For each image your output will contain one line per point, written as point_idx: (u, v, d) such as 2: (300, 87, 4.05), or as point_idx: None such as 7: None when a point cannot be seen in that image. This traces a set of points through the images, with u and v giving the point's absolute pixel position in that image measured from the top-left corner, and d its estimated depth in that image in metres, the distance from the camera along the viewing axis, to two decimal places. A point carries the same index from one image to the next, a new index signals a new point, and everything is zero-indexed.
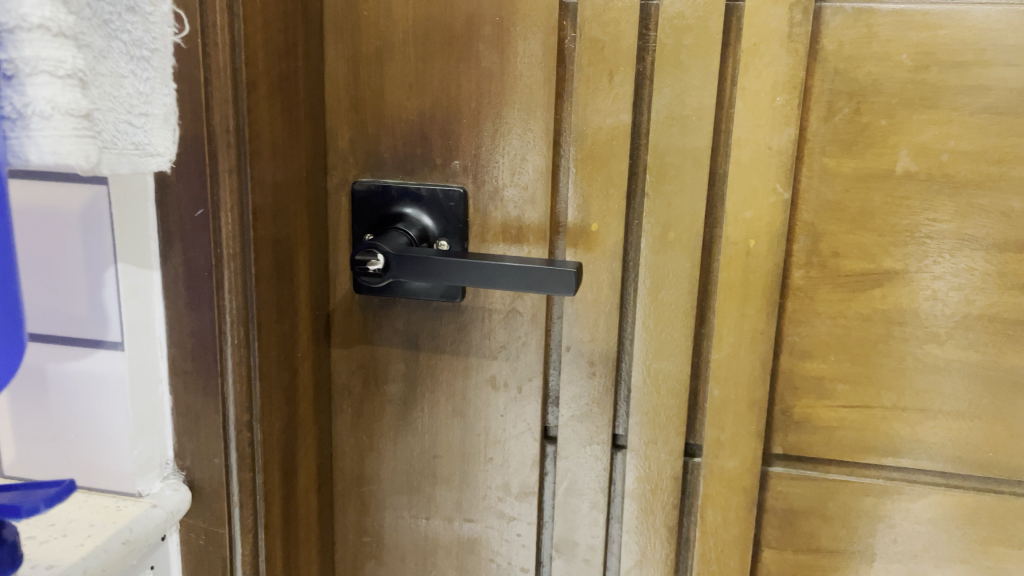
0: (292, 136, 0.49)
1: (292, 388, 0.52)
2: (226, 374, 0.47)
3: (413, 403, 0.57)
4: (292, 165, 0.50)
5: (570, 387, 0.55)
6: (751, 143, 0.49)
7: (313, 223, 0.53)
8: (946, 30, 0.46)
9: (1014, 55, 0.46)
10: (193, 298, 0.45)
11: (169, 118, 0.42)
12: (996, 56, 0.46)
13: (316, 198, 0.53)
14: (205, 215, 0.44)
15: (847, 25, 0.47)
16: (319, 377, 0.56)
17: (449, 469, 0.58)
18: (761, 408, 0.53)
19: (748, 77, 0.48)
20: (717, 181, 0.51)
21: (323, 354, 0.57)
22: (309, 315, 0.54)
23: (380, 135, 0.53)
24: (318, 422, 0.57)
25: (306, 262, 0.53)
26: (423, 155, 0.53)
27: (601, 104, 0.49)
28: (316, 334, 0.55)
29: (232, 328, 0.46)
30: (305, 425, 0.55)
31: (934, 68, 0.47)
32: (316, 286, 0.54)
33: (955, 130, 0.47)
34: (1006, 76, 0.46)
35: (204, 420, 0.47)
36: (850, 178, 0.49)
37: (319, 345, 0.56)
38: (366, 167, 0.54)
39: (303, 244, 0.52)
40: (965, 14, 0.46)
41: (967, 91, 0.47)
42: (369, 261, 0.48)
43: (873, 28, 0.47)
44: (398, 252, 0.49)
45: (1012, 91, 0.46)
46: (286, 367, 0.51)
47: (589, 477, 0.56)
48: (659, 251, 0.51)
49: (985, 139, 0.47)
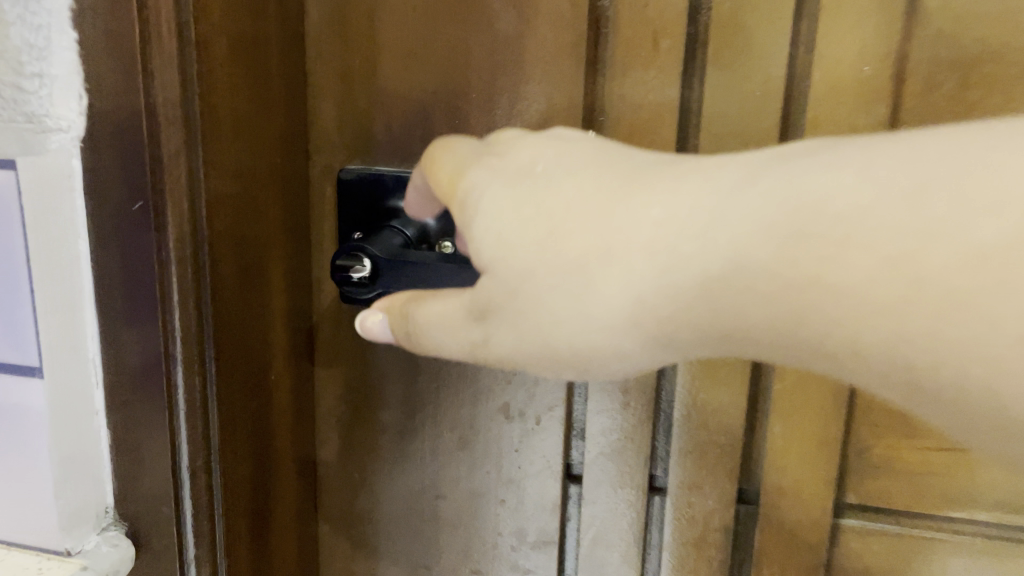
0: (264, 112, 0.40)
1: (265, 419, 0.43)
2: (175, 405, 0.38)
3: (412, 432, 0.48)
4: (264, 149, 0.40)
5: (599, 419, 0.45)
6: (830, 124, 0.40)
7: (292, 218, 0.43)
8: (834, 224, 0.24)
9: (955, 207, 0.23)
10: (130, 311, 0.37)
11: (76, 78, 0.35)
12: (995, 190, 0.22)
13: (297, 187, 0.44)
14: (143, 209, 0.35)
15: (620, 309, 0.28)
16: (304, 403, 0.47)
17: (455, 512, 0.49)
18: (833, 450, 0.43)
19: (826, 41, 0.39)
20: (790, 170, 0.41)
21: (309, 377, 0.47)
22: (290, 331, 0.45)
23: (374, 114, 0.44)
24: (301, 457, 0.47)
25: (285, 268, 0.43)
26: (424, 136, 0.43)
27: (641, 74, 0.41)
28: (300, 352, 0.46)
29: (183, 349, 0.37)
30: (286, 460, 0.46)
31: (901, 262, 0.23)
32: (301, 295, 0.45)
33: (986, 302, 0.22)
34: (998, 220, 0.22)
35: (151, 459, 0.39)
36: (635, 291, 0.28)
37: (305, 367, 0.47)
38: (357, 149, 0.44)
39: (279, 244, 0.42)
40: (687, 228, 0.27)
41: (955, 268, 0.23)
42: (352, 266, 0.39)
43: (552, 309, 0.29)
44: (388, 256, 0.39)
45: (990, 238, 0.22)
46: (258, 392, 0.42)
47: (619, 525, 0.47)
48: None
49: (970, 315, 0.23)
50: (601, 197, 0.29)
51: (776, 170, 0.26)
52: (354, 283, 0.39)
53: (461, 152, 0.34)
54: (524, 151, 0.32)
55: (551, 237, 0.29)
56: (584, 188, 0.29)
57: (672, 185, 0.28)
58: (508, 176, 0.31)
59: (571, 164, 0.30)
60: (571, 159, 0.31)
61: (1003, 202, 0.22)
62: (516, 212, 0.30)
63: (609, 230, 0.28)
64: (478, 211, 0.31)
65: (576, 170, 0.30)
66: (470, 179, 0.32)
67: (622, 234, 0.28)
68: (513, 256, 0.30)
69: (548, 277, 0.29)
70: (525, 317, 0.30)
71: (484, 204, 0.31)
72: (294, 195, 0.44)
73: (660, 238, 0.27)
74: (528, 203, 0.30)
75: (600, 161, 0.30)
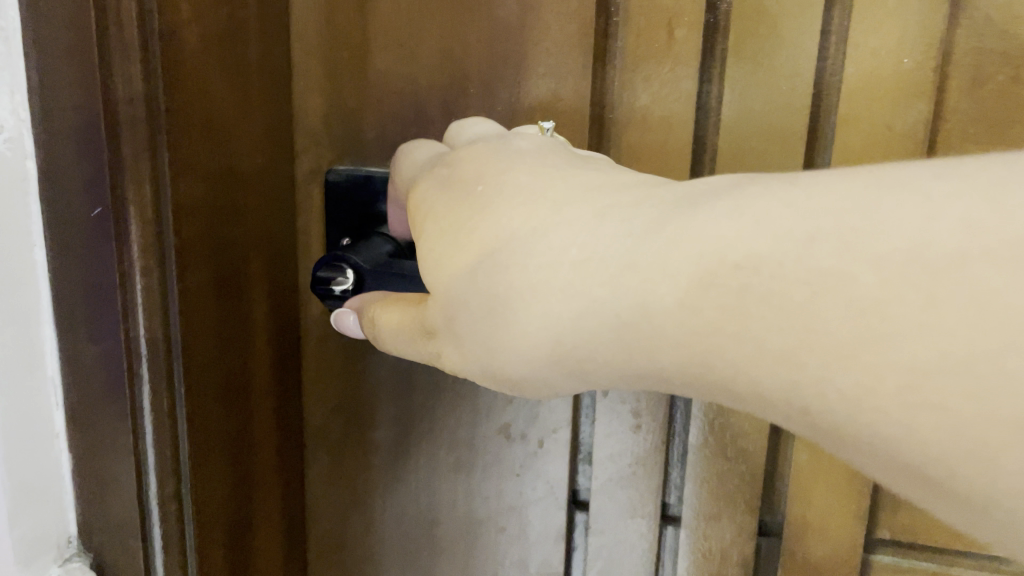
0: (244, 108, 0.37)
1: (245, 440, 0.40)
2: (140, 431, 0.35)
3: (406, 455, 0.45)
4: (246, 150, 0.37)
5: (608, 443, 0.42)
6: (864, 122, 0.36)
7: (274, 224, 0.40)
8: (733, 269, 0.22)
9: (849, 254, 0.20)
10: (94, 327, 0.34)
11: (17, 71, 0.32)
12: (889, 236, 0.19)
13: (281, 191, 0.40)
14: (103, 215, 0.32)
15: (525, 339, 0.26)
16: (291, 423, 0.44)
17: (452, 540, 0.46)
18: (865, 481, 0.39)
19: (861, 29, 0.35)
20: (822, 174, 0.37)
21: (294, 395, 0.44)
22: (273, 346, 0.41)
23: (364, 111, 0.40)
24: (286, 480, 0.44)
25: (267, 278, 0.40)
26: (417, 136, 0.40)
27: (654, 68, 0.37)
28: (286, 369, 0.43)
29: (149, 371, 0.34)
30: (268, 486, 0.42)
31: (798, 318, 0.21)
32: (286, 308, 0.42)
33: (888, 366, 0.19)
34: (895, 271, 0.19)
35: (114, 488, 0.36)
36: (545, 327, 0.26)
37: (293, 383, 0.44)
38: (345, 149, 0.41)
39: (260, 252, 0.39)
40: (588, 265, 0.25)
41: (851, 329, 0.20)
42: (334, 278, 0.36)
43: (476, 335, 0.28)
44: (373, 266, 0.36)
45: (885, 291, 0.19)
46: (235, 412, 0.39)
47: (629, 557, 0.43)
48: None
49: (867, 375, 0.20)
50: (519, 211, 0.27)
51: (681, 209, 0.24)
52: (337, 297, 0.36)
53: (420, 167, 0.34)
54: (470, 156, 0.31)
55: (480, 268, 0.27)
56: (511, 200, 0.28)
57: (584, 214, 0.26)
58: (451, 183, 0.31)
59: (508, 174, 0.29)
60: (510, 176, 0.29)
61: (899, 250, 0.19)
62: (447, 224, 0.29)
63: (518, 247, 0.26)
64: (420, 220, 0.31)
65: (509, 180, 0.29)
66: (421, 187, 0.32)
67: (529, 252, 0.26)
68: (437, 269, 0.29)
69: (462, 294, 0.28)
70: (456, 332, 0.29)
71: (423, 215, 0.31)
72: (281, 200, 0.40)
73: (563, 268, 0.25)
74: (462, 210, 0.29)
75: (539, 169, 0.29)
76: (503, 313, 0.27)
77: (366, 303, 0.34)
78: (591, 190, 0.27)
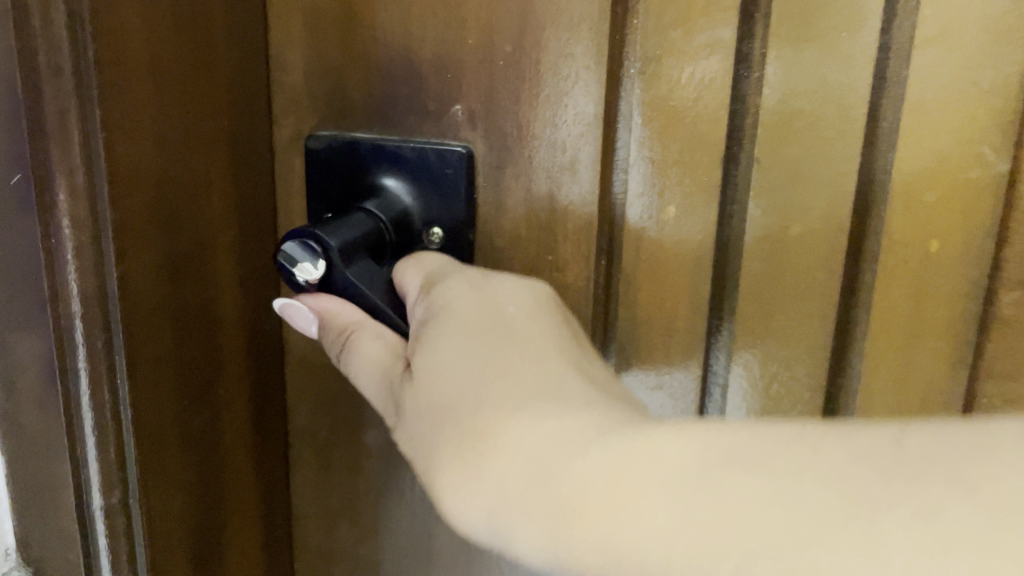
0: (199, 63, 0.31)
1: (212, 442, 0.35)
2: (80, 434, 0.30)
3: (399, 460, 0.40)
4: (202, 112, 0.32)
5: None
6: (942, 79, 0.29)
7: (243, 197, 0.35)
8: (653, 457, 0.21)
9: (748, 478, 0.20)
10: (16, 313, 0.28)
11: None
12: (779, 460, 0.20)
13: (256, 162, 0.36)
14: (23, 182, 0.27)
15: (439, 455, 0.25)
16: (269, 420, 0.39)
17: (450, 555, 0.40)
18: None
19: None
20: (894, 141, 0.31)
21: (269, 391, 0.39)
22: (245, 335, 0.36)
23: (349, 66, 0.35)
24: (264, 485, 0.39)
25: (237, 259, 0.35)
26: (408, 96, 0.34)
27: (686, 12, 0.31)
28: (261, 360, 0.38)
29: (86, 364, 0.29)
30: (240, 493, 0.37)
31: (681, 503, 0.20)
32: (261, 293, 0.37)
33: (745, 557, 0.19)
34: (777, 498, 0.19)
35: (51, 498, 0.31)
36: (454, 450, 0.25)
37: (271, 376, 0.39)
38: (328, 111, 0.36)
39: (227, 229, 0.34)
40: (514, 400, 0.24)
41: (717, 520, 0.20)
42: (301, 262, 0.30)
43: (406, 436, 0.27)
44: (348, 269, 0.30)
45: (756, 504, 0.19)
46: (199, 411, 0.34)
47: None
48: (776, 261, 0.33)
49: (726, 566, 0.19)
50: (499, 352, 0.26)
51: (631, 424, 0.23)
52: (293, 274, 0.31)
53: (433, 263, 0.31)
54: (502, 287, 0.29)
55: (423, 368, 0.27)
56: (523, 353, 0.26)
57: (537, 371, 0.25)
58: (472, 298, 0.28)
59: (529, 326, 0.27)
60: (494, 300, 0.28)
61: (780, 471, 0.19)
62: (452, 343, 0.27)
63: (487, 385, 0.25)
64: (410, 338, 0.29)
65: (525, 334, 0.27)
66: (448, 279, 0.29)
67: (521, 403, 0.24)
68: (422, 383, 0.26)
69: (436, 413, 0.26)
70: (417, 446, 0.26)
71: (436, 316, 0.28)
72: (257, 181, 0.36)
73: (540, 427, 0.23)
74: (474, 335, 0.27)
75: (554, 340, 0.27)
76: (462, 448, 0.25)
77: (355, 324, 0.31)
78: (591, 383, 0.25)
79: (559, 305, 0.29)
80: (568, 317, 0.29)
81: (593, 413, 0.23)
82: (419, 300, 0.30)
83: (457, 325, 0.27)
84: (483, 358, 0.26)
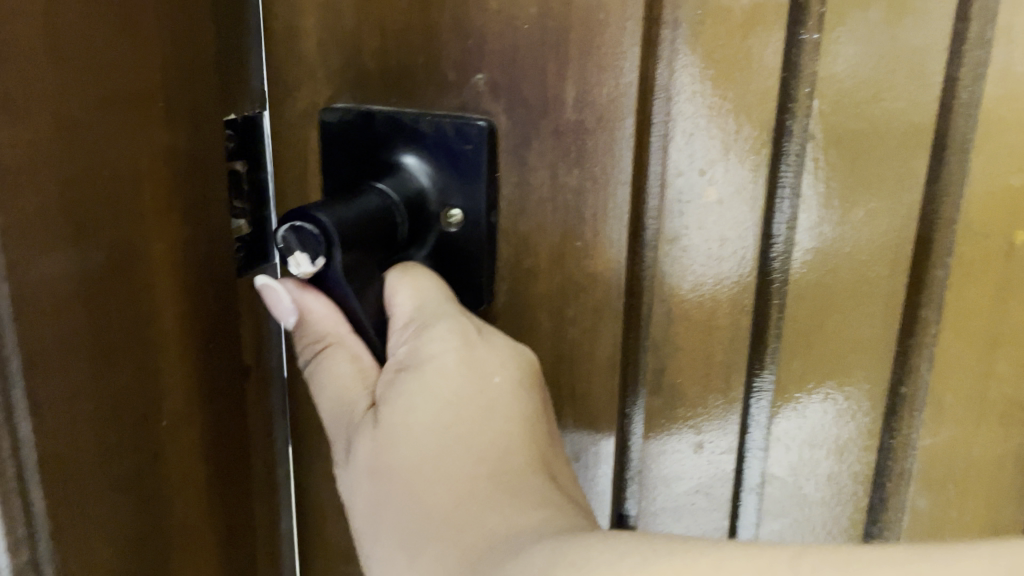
0: (117, 24, 0.25)
1: (154, 479, 0.28)
2: None
3: None
4: (131, 90, 0.26)
5: (663, 463, 0.33)
6: None
7: (191, 186, 0.29)
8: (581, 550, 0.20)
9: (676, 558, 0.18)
10: None
11: None
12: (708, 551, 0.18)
13: (210, 146, 0.30)
14: None
15: (390, 521, 0.26)
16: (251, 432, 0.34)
17: None
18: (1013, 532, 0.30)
19: None
20: (976, 113, 0.26)
21: (252, 398, 0.34)
22: (203, 351, 0.30)
23: (363, 32, 0.32)
24: (228, 522, 0.33)
25: (189, 259, 0.29)
26: (425, 65, 0.31)
27: None
28: (223, 378, 0.32)
29: None
30: (188, 540, 0.31)
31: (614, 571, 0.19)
32: (224, 302, 0.31)
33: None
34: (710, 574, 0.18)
35: None
36: (406, 517, 0.25)
37: (236, 397, 0.33)
38: (341, 83, 0.33)
39: (169, 226, 0.28)
40: (473, 483, 0.25)
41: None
42: (297, 254, 0.28)
43: (361, 488, 0.27)
44: (342, 271, 0.29)
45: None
46: (138, 445, 0.27)
47: None
48: (833, 252, 0.29)
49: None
50: (470, 429, 0.26)
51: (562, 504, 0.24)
52: (284, 258, 0.28)
53: (425, 287, 0.30)
54: (491, 351, 0.29)
55: (393, 428, 0.27)
56: (491, 435, 0.26)
57: (499, 450, 0.26)
58: (458, 358, 0.28)
59: (504, 407, 0.28)
60: (476, 361, 0.28)
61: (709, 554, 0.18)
62: (426, 407, 0.27)
63: (451, 465, 0.25)
64: (383, 386, 0.29)
65: (501, 415, 0.27)
66: (439, 325, 0.29)
67: (479, 490, 0.24)
68: (386, 444, 0.27)
69: (390, 476, 0.26)
70: (369, 504, 0.27)
71: (416, 371, 0.28)
72: (237, 158, 0.33)
73: (489, 513, 0.24)
74: (451, 405, 0.27)
75: (526, 427, 0.28)
76: (413, 524, 0.25)
77: (333, 337, 0.30)
78: (549, 479, 0.26)
79: (538, 379, 0.30)
80: (544, 391, 0.30)
81: (540, 512, 0.23)
82: (404, 342, 0.30)
83: (433, 390, 0.27)
84: (453, 433, 0.26)
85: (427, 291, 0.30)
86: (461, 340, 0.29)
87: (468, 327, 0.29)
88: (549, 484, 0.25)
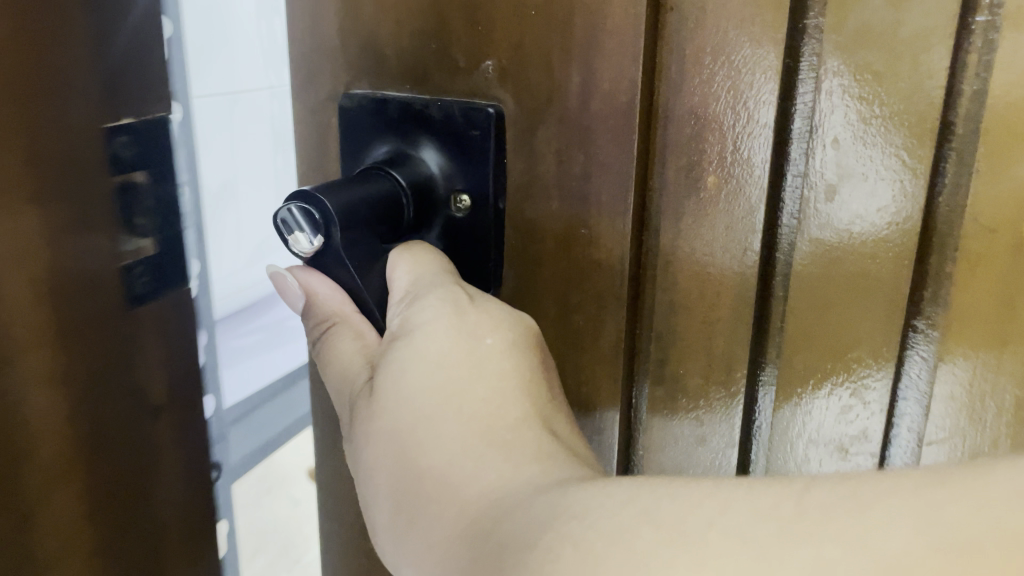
0: None
1: (7, 515, 0.29)
2: None
3: None
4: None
5: (670, 451, 0.33)
6: None
7: None
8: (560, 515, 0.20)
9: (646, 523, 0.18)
10: None
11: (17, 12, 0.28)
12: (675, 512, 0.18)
13: (87, 163, 0.30)
14: None
15: (392, 489, 0.26)
16: (157, 444, 0.35)
17: None
18: None
19: None
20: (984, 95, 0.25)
21: (157, 428, 0.35)
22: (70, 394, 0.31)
23: (379, 20, 0.32)
24: (134, 541, 0.35)
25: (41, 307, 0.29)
26: (438, 50, 0.32)
27: None
28: (98, 409, 0.32)
29: None
30: (59, 555, 0.31)
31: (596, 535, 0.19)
32: (98, 335, 0.31)
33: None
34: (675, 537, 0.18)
35: None
36: (409, 481, 0.26)
37: (129, 426, 0.33)
38: (359, 69, 0.33)
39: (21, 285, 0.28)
40: (466, 441, 0.25)
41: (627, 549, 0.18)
42: (295, 234, 0.30)
43: (367, 458, 0.28)
44: (341, 248, 0.30)
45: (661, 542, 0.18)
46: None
47: None
48: (838, 253, 0.28)
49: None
50: (460, 389, 0.27)
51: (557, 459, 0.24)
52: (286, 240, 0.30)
53: (425, 260, 0.31)
54: (482, 314, 0.29)
55: (390, 400, 0.28)
56: (482, 393, 0.27)
57: (491, 405, 0.26)
58: (447, 323, 0.28)
59: (494, 366, 0.28)
60: (464, 325, 0.28)
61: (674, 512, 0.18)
62: (420, 373, 0.27)
63: (443, 425, 0.26)
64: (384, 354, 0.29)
65: (491, 374, 0.27)
66: (429, 294, 0.29)
67: (471, 448, 0.25)
68: (386, 412, 0.27)
69: (390, 445, 0.27)
70: (375, 473, 0.27)
71: (409, 339, 0.29)
72: (138, 170, 0.33)
73: (481, 471, 0.24)
74: (442, 369, 0.27)
75: (522, 382, 0.27)
76: (415, 489, 0.25)
77: (337, 316, 0.32)
78: (550, 432, 0.26)
79: (538, 339, 0.29)
80: (544, 351, 0.30)
81: (533, 466, 0.23)
82: (399, 313, 0.30)
83: (422, 355, 0.28)
84: (442, 397, 0.27)
85: (425, 262, 0.31)
86: (449, 304, 0.29)
87: (459, 293, 0.30)
88: (546, 436, 0.25)
